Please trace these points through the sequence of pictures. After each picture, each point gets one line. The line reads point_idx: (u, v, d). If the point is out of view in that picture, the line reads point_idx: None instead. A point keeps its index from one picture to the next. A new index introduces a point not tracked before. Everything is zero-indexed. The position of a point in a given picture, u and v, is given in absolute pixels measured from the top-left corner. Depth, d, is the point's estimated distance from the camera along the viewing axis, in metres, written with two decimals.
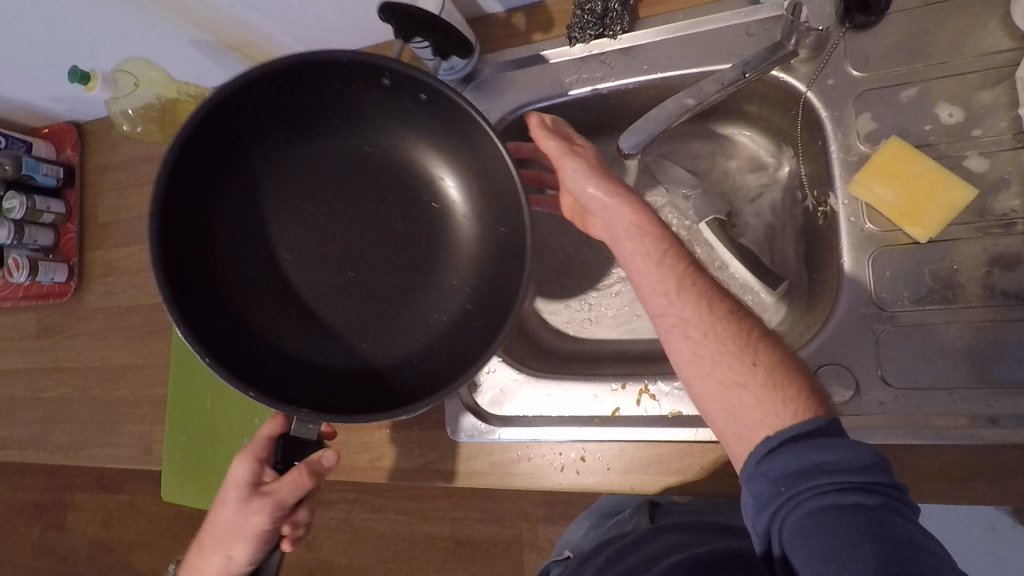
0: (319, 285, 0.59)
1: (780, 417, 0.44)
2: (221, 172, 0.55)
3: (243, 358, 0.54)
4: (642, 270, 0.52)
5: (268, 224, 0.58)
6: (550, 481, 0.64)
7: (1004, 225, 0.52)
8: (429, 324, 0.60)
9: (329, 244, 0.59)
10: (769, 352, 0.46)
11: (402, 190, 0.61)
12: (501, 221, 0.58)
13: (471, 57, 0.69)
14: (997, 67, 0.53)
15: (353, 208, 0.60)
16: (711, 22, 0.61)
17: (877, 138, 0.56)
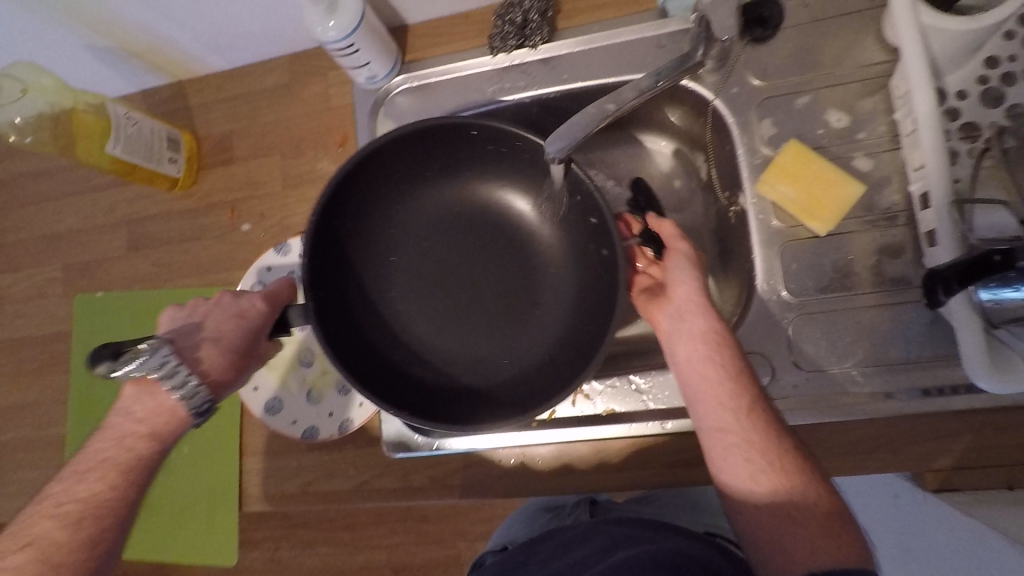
0: (447, 325, 0.64)
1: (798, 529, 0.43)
2: (345, 224, 0.62)
3: (382, 376, 0.61)
4: (710, 379, 0.49)
5: (378, 273, 0.64)
6: (490, 489, 0.63)
7: (888, 218, 0.58)
8: (530, 352, 0.64)
9: (443, 289, 0.65)
10: (764, 420, 0.47)
11: (508, 235, 0.68)
12: (596, 284, 0.63)
13: (393, 65, 0.68)
14: (873, 77, 0.59)
15: (462, 257, 0.66)
16: (624, 34, 0.64)
17: (779, 142, 0.61)
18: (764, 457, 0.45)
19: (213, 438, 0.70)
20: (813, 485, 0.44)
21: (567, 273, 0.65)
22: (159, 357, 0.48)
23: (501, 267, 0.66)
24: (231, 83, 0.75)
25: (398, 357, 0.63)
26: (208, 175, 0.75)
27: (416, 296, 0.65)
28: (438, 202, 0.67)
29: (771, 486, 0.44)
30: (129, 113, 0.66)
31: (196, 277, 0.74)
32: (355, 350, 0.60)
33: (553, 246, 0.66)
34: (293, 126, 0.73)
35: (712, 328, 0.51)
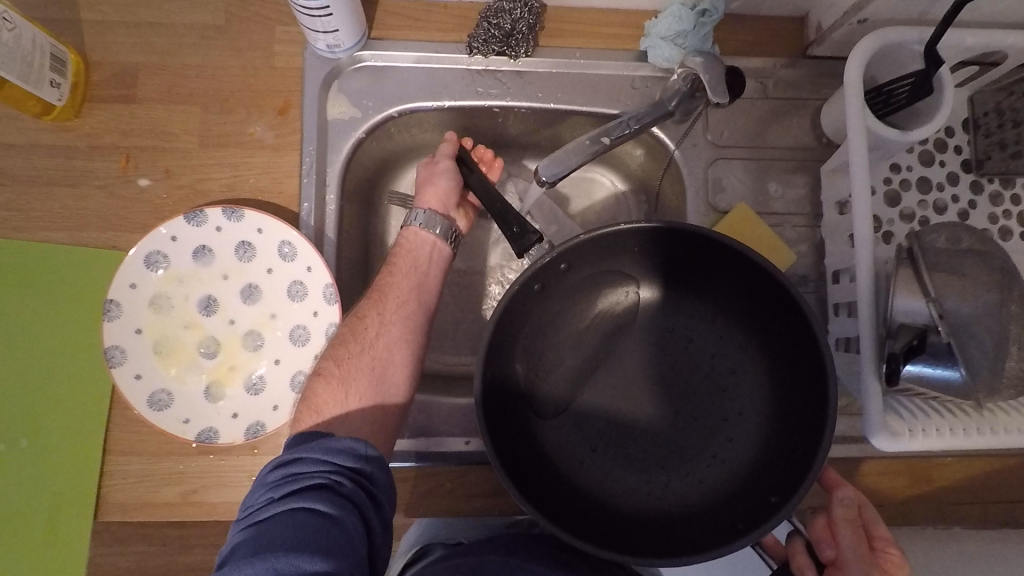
0: (596, 418, 0.62)
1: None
2: (536, 290, 0.58)
3: (530, 481, 0.55)
4: None
5: (525, 356, 0.60)
6: (413, 506, 0.61)
7: (801, 283, 0.66)
8: (693, 470, 0.59)
9: (592, 377, 0.62)
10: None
11: (684, 333, 0.62)
12: (790, 390, 0.56)
13: (360, 38, 0.62)
14: (805, 159, 0.67)
15: (620, 348, 0.63)
16: (602, 67, 0.65)
17: (725, 200, 0.66)
18: None
19: (66, 430, 0.58)
20: None
21: (768, 387, 0.59)
22: (425, 216, 0.60)
23: (675, 370, 0.62)
24: (146, 6, 0.62)
25: (574, 458, 0.60)
26: (97, 110, 0.61)
27: (564, 391, 0.62)
28: (623, 296, 0.63)
29: None
30: (7, 14, 0.51)
31: (63, 231, 0.60)
32: (512, 461, 0.55)
33: (751, 349, 0.60)
34: (222, 75, 0.62)
35: None
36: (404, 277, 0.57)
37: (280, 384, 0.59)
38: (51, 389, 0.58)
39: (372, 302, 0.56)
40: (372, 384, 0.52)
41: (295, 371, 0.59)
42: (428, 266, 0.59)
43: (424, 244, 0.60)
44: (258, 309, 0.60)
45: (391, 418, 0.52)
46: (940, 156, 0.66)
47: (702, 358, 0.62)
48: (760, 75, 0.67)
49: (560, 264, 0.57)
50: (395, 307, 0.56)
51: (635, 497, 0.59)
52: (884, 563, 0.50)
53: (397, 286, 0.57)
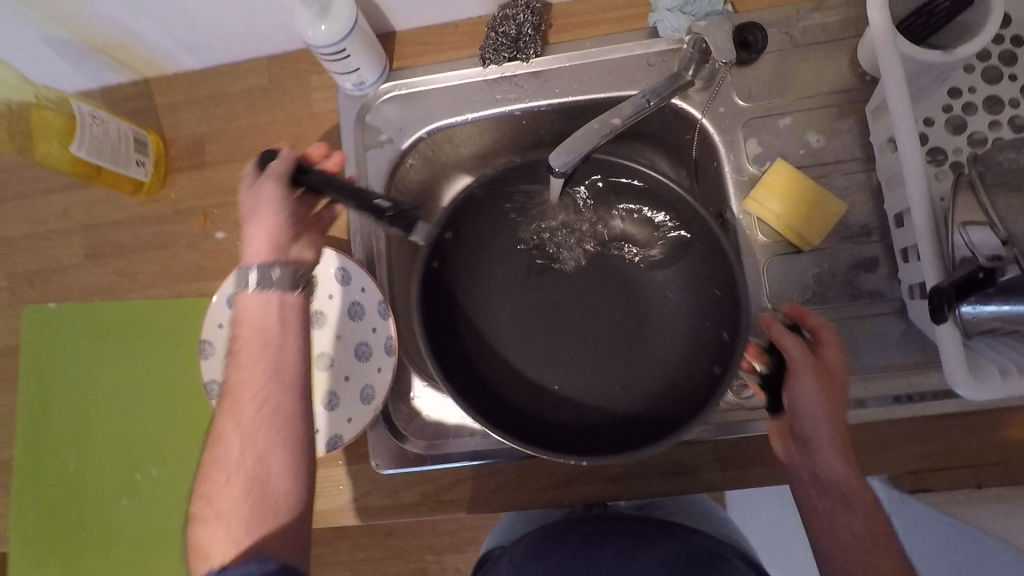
0: (546, 347, 0.66)
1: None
2: (438, 266, 0.64)
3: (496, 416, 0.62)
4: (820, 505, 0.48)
5: (491, 302, 0.67)
6: (488, 502, 0.63)
7: (863, 234, 0.61)
8: (655, 367, 0.64)
9: (553, 311, 0.67)
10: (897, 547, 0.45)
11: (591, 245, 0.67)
12: (706, 257, 0.61)
13: (382, 71, 0.67)
14: (848, 102, 0.62)
15: (552, 272, 0.67)
16: (615, 51, 0.65)
17: (764, 159, 0.63)
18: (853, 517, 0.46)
19: (186, 457, 0.67)
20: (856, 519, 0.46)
21: (676, 260, 0.65)
22: (261, 271, 0.47)
23: (602, 289, 0.66)
24: (204, 83, 0.71)
25: (550, 402, 0.64)
26: (177, 179, 0.70)
27: (504, 324, 0.67)
28: (523, 234, 0.68)
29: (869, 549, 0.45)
30: (95, 112, 0.61)
31: (164, 286, 0.69)
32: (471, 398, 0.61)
33: (666, 244, 0.65)
34: (272, 129, 0.70)
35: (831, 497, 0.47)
36: (251, 348, 0.46)
37: (352, 399, 0.64)
38: (171, 423, 0.68)
39: (227, 412, 0.45)
40: (256, 506, 0.43)
41: (363, 385, 0.64)
42: (286, 330, 0.47)
43: (270, 310, 0.47)
44: (326, 332, 0.66)
45: (296, 530, 0.44)
46: (1010, 70, 0.59)
47: (622, 236, 0.66)
48: (784, 24, 0.64)
49: (443, 234, 0.63)
50: (253, 411, 0.44)
51: (611, 403, 0.63)
52: (821, 347, 0.51)
53: (250, 385, 0.45)
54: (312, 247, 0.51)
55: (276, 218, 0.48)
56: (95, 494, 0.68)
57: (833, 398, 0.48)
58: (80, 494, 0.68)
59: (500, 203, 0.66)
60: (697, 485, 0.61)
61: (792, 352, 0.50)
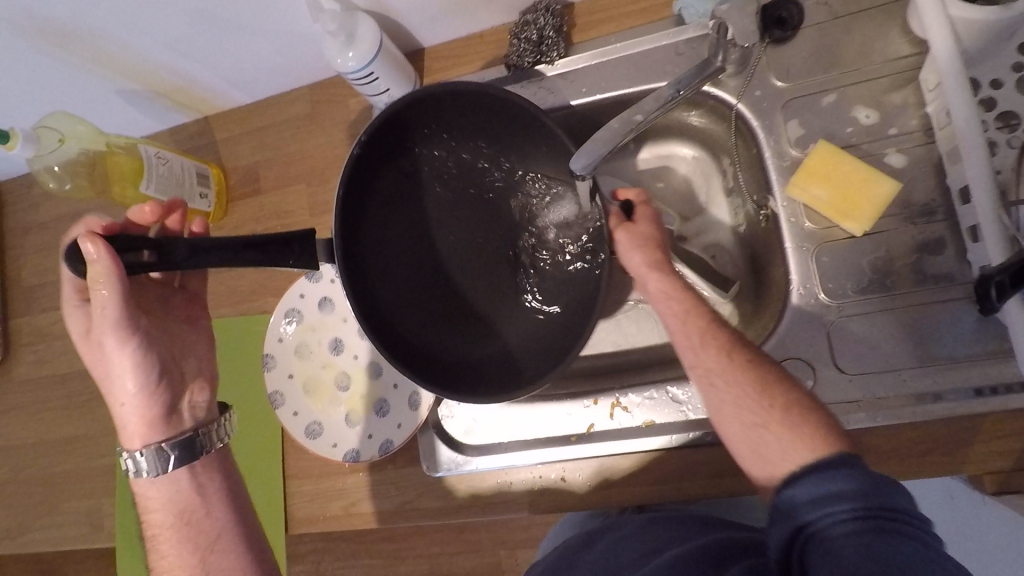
0: (419, 278, 0.62)
1: (798, 457, 0.44)
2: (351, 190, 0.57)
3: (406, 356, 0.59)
4: (720, 403, 0.49)
5: (390, 277, 0.61)
6: (536, 505, 0.64)
7: (926, 214, 0.56)
8: (515, 316, 0.64)
9: (457, 254, 0.64)
10: (788, 396, 0.47)
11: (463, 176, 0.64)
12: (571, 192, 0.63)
13: (412, 88, 0.69)
14: (901, 71, 0.57)
15: (440, 213, 0.64)
16: (641, 43, 0.64)
17: (807, 141, 0.59)
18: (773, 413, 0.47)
19: (256, 462, 0.72)
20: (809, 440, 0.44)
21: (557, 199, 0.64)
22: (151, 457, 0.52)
23: (453, 225, 0.64)
24: (255, 115, 0.76)
25: (426, 339, 0.61)
26: (237, 207, 0.76)
27: (400, 259, 0.62)
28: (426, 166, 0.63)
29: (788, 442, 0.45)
30: (160, 153, 0.67)
31: (231, 306, 0.75)
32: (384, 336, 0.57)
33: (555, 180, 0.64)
34: (317, 153, 0.74)
35: (745, 395, 0.48)
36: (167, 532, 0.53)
37: (401, 406, 0.67)
38: (242, 431, 0.73)
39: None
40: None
41: (410, 391, 0.67)
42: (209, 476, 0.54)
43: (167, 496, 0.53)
44: None
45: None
46: None
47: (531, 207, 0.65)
48: None
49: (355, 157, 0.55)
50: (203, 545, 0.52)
51: (507, 335, 0.63)
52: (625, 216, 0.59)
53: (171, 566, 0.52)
54: (200, 387, 0.57)
55: (132, 358, 0.52)
56: None
57: (677, 295, 0.53)
58: None
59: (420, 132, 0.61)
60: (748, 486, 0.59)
61: (618, 238, 0.57)
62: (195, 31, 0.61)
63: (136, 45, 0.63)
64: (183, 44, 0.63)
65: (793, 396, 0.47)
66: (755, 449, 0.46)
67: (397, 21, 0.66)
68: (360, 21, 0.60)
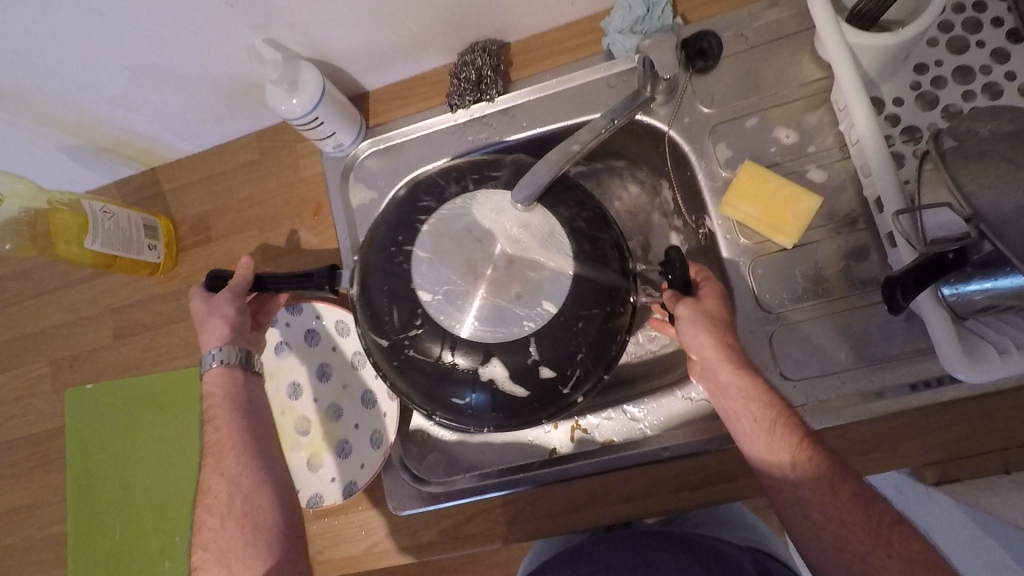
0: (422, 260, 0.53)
1: (875, 573, 0.42)
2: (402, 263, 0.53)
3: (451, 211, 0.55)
4: (805, 518, 0.46)
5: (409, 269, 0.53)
6: (505, 535, 0.64)
7: (849, 223, 0.60)
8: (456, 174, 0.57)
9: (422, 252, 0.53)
10: (876, 504, 0.44)
11: (373, 311, 0.54)
12: (390, 212, 0.57)
13: (358, 131, 0.70)
14: (814, 93, 0.62)
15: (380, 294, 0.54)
16: (574, 78, 0.67)
17: (736, 163, 0.63)
18: (884, 537, 0.43)
19: None
20: (901, 551, 0.42)
21: (382, 229, 0.56)
22: None
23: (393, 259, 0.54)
24: (203, 165, 0.77)
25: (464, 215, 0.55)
26: (188, 256, 0.76)
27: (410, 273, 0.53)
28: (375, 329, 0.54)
29: (883, 555, 0.43)
30: (105, 207, 0.67)
31: (184, 357, 0.74)
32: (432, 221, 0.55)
33: (364, 261, 0.56)
34: (266, 199, 0.74)
35: (822, 488, 0.45)
36: (223, 413, 0.56)
37: (363, 446, 0.66)
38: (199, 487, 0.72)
39: (212, 465, 0.54)
40: (251, 541, 0.52)
41: (371, 430, 0.66)
42: (239, 403, 0.57)
43: (230, 384, 0.57)
44: (333, 383, 0.69)
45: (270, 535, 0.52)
46: (975, 37, 0.57)
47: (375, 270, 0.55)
48: (737, 27, 0.64)
49: (371, 335, 0.55)
50: (234, 459, 0.54)
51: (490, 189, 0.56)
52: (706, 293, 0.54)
53: (224, 442, 0.55)
54: None
55: None
56: (144, 557, 0.73)
57: (778, 412, 0.48)
58: (130, 557, 0.73)
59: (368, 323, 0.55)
60: (711, 498, 0.60)
61: (680, 314, 0.52)
62: (136, 86, 0.62)
63: (76, 103, 0.63)
64: (126, 99, 0.63)
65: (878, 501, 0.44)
66: (845, 562, 0.44)
67: (339, 67, 0.68)
68: (303, 69, 0.61)
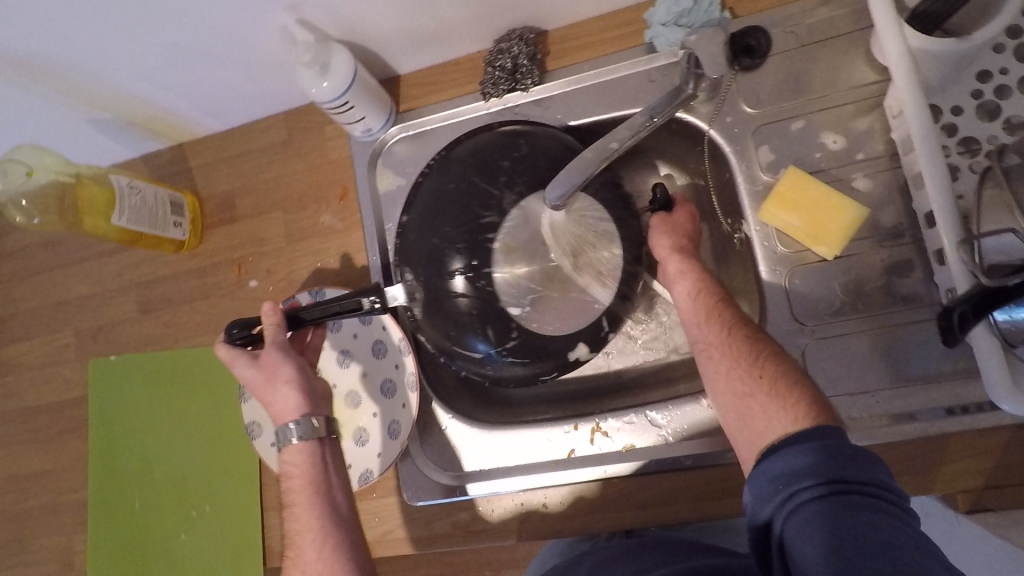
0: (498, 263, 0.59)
1: (778, 425, 0.45)
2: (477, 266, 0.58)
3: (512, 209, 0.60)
4: (727, 386, 0.49)
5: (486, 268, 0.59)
6: (518, 533, 0.63)
7: (894, 236, 0.57)
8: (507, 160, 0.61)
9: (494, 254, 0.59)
10: (779, 371, 0.47)
11: (453, 319, 0.59)
12: (439, 207, 0.61)
13: (388, 116, 0.69)
14: (865, 98, 0.59)
15: (455, 295, 0.59)
16: (614, 70, 0.64)
17: (778, 167, 0.60)
18: (787, 392, 0.46)
19: (234, 496, 0.71)
20: (791, 412, 0.45)
21: (435, 230, 0.60)
22: None
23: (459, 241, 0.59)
24: (230, 142, 0.76)
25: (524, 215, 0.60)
26: (212, 234, 0.75)
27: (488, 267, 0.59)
28: (449, 334, 0.59)
29: (774, 407, 0.46)
30: (132, 183, 0.66)
31: (206, 336, 0.74)
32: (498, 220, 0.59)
33: (421, 268, 0.60)
34: (292, 180, 0.74)
35: (739, 359, 0.49)
36: (302, 496, 0.54)
37: (381, 435, 0.66)
38: (216, 465, 0.72)
39: (293, 559, 0.52)
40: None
41: (389, 420, 0.66)
42: (316, 474, 0.56)
43: (313, 457, 0.56)
44: (353, 370, 0.69)
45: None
46: None
47: (435, 273, 0.59)
48: (787, 23, 0.61)
49: (443, 337, 0.60)
50: (315, 551, 0.51)
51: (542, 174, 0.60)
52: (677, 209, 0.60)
53: (306, 527, 0.53)
54: None
55: None
56: (160, 530, 0.74)
57: (713, 297, 0.53)
58: (147, 528, 0.74)
59: (442, 329, 0.60)
60: (729, 510, 0.59)
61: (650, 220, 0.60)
62: (166, 63, 0.61)
63: (106, 78, 0.62)
64: (156, 76, 0.63)
65: (798, 375, 0.47)
66: (738, 411, 0.48)
67: (371, 50, 0.66)
68: (335, 52, 0.60)
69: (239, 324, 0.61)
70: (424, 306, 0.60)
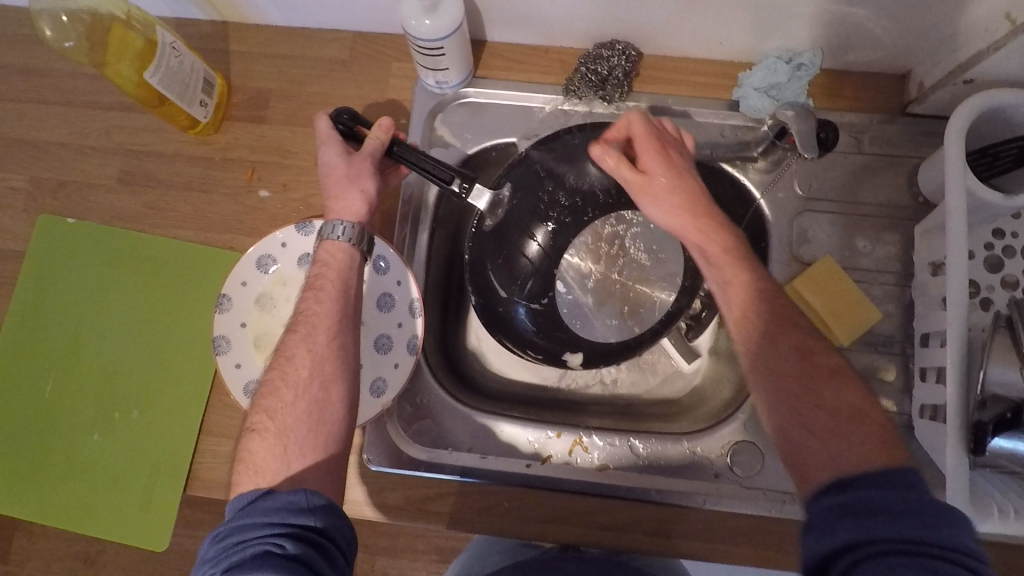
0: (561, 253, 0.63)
1: (846, 455, 0.43)
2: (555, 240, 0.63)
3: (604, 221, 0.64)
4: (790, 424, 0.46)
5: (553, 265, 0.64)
6: (468, 523, 0.62)
7: (887, 345, 0.63)
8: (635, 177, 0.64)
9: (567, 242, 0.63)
10: (832, 388, 0.46)
11: (509, 257, 0.64)
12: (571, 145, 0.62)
13: (466, 77, 0.67)
14: (898, 218, 0.65)
15: (526, 247, 0.63)
16: (692, 114, 0.67)
17: (810, 253, 0.65)
18: (855, 426, 0.44)
19: (171, 408, 0.64)
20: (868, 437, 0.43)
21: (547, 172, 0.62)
22: None
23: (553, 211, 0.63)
24: (283, 41, 0.70)
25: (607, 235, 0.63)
26: (232, 127, 0.69)
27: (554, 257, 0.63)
28: (497, 262, 0.64)
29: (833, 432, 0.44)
30: (176, 44, 0.59)
31: (192, 231, 0.68)
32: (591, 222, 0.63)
33: (519, 193, 0.62)
34: (340, 103, 0.69)
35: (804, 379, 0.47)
36: (330, 286, 0.53)
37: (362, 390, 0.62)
38: (159, 370, 0.65)
39: (299, 336, 0.51)
40: (312, 424, 0.48)
41: (374, 376, 0.63)
42: (352, 290, 0.54)
43: (350, 262, 0.55)
44: None
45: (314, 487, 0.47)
46: None
47: (526, 209, 0.63)
48: (854, 130, 0.66)
49: (490, 263, 0.64)
50: (309, 370, 0.50)
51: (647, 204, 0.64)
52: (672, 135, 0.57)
53: (322, 314, 0.52)
54: None
55: None
56: (67, 422, 0.65)
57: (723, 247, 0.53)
58: (50, 416, 0.65)
59: (495, 253, 0.64)
60: (677, 551, 0.61)
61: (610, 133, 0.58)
62: None
63: None
64: None
65: (866, 402, 0.46)
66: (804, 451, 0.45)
67: (474, 7, 0.64)
68: None
69: (350, 113, 0.58)
70: (491, 232, 0.63)
